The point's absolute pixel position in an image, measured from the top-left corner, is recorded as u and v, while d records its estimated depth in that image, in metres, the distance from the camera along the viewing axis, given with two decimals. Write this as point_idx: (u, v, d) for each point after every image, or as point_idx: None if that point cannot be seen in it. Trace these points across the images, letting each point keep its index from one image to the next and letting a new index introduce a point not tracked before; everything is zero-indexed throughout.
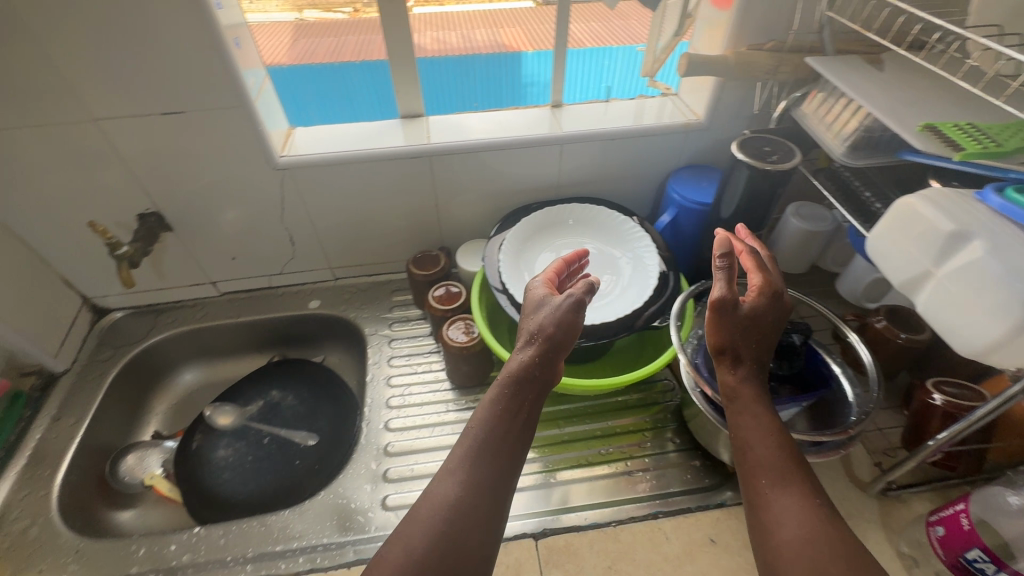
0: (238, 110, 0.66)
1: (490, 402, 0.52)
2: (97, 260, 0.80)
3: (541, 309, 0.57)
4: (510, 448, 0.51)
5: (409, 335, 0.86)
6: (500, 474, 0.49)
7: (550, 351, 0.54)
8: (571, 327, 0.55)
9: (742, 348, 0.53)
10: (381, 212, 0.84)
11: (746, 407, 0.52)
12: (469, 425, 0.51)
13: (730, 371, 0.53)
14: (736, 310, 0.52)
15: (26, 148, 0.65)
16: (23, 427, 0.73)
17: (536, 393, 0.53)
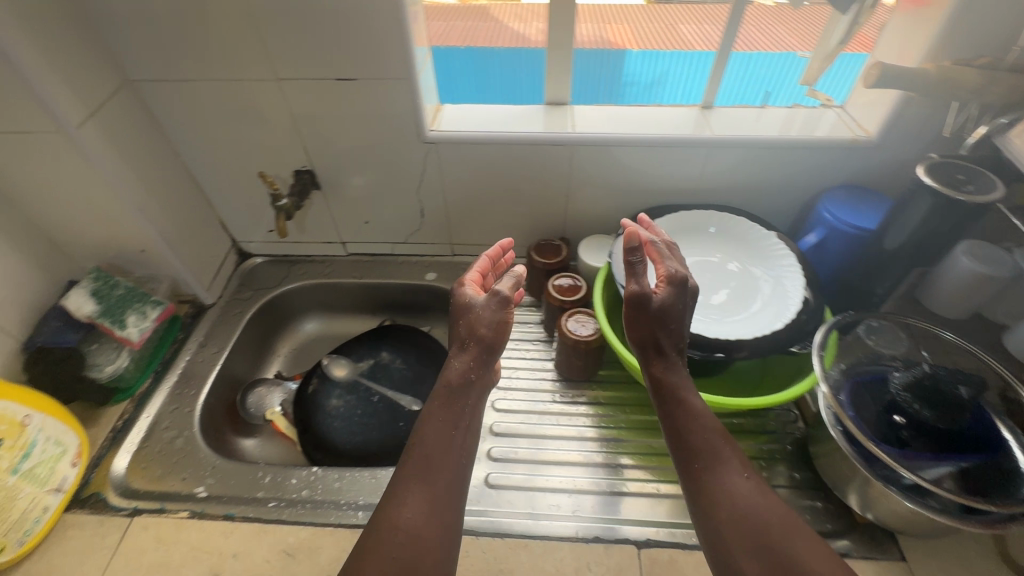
0: (403, 83, 0.69)
1: (431, 409, 0.54)
2: (252, 208, 0.87)
3: (460, 313, 0.60)
4: (457, 444, 0.52)
5: (519, 320, 0.86)
6: (449, 470, 0.50)
7: (476, 349, 0.57)
8: (498, 322, 0.59)
9: (665, 337, 0.55)
10: (512, 196, 0.85)
11: (667, 396, 0.54)
12: (411, 440, 0.52)
13: (659, 363, 0.56)
14: (657, 311, 0.55)
15: (218, 100, 0.72)
16: (176, 349, 0.82)
17: (474, 392, 0.56)
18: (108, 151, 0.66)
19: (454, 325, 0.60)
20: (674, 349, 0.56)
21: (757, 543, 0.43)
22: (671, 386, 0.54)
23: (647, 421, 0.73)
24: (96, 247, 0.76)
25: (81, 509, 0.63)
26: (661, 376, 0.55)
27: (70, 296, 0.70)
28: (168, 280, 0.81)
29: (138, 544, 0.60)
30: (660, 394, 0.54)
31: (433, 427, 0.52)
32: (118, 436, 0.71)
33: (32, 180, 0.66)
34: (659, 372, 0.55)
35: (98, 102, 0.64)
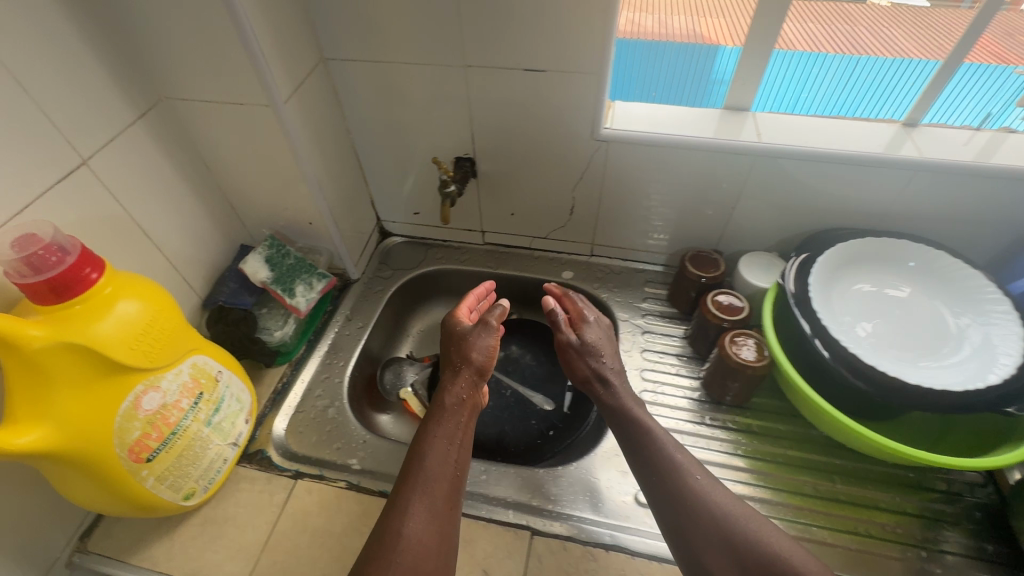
0: (593, 77, 0.66)
1: (437, 420, 0.60)
2: (405, 188, 0.89)
3: (451, 341, 0.68)
4: (454, 457, 0.58)
5: (662, 332, 0.83)
6: (451, 478, 0.56)
7: (467, 373, 0.64)
8: (486, 352, 0.66)
9: (603, 367, 0.65)
10: (671, 201, 0.81)
11: (625, 420, 0.61)
12: (408, 462, 0.56)
13: (606, 389, 0.64)
14: (579, 344, 0.67)
15: (402, 81, 0.73)
16: (325, 319, 0.85)
17: (468, 410, 0.61)
18: (303, 127, 0.69)
19: (450, 350, 0.68)
20: (603, 377, 0.65)
21: (726, 548, 0.50)
22: (633, 414, 0.61)
23: (807, 459, 0.68)
24: (270, 215, 0.80)
25: (251, 463, 0.67)
26: (619, 403, 0.62)
27: (248, 262, 0.74)
28: (326, 253, 0.84)
29: (303, 506, 0.63)
30: (623, 423, 0.61)
31: (438, 444, 0.57)
32: (278, 398, 0.75)
33: (231, 149, 0.70)
34: (617, 400, 0.63)
35: (301, 79, 0.67)
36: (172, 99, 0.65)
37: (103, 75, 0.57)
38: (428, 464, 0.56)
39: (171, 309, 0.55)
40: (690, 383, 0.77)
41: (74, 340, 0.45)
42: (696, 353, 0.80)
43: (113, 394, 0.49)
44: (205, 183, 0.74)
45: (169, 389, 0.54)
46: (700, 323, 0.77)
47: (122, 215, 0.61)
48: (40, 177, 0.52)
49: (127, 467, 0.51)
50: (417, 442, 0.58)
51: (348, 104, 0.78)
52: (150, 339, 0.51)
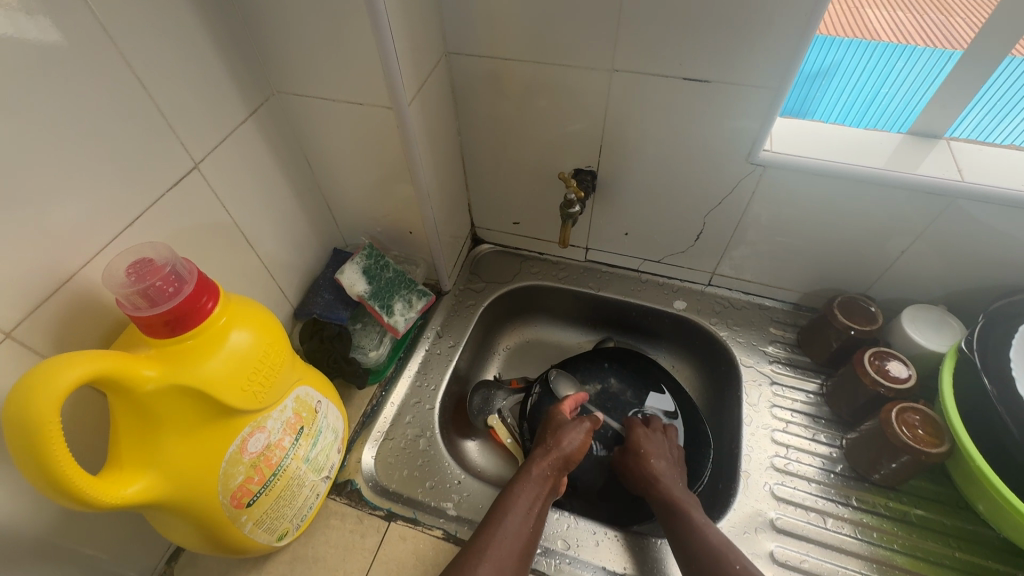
0: (765, 91, 0.56)
1: (521, 486, 0.58)
2: (511, 196, 0.81)
3: (548, 426, 0.67)
4: (530, 526, 0.55)
5: (792, 386, 0.73)
6: (523, 548, 0.53)
7: (556, 456, 0.61)
8: (580, 441, 0.64)
9: (653, 468, 0.64)
10: (822, 237, 0.70)
11: (674, 511, 0.59)
12: (491, 515, 0.55)
13: (656, 486, 0.62)
14: (629, 449, 0.67)
15: (531, 82, 0.64)
16: (415, 334, 0.78)
17: (550, 487, 0.59)
18: (422, 130, 0.61)
19: (543, 435, 0.66)
20: (655, 477, 0.63)
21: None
22: (680, 505, 0.59)
23: (983, 568, 0.57)
24: (369, 221, 0.73)
25: (340, 497, 0.62)
26: (668, 497, 0.60)
27: (346, 272, 0.68)
28: (422, 264, 0.78)
29: (397, 555, 0.58)
30: (668, 517, 0.59)
31: (518, 509, 0.55)
32: (367, 422, 0.69)
33: (341, 150, 0.64)
34: (666, 494, 0.61)
35: (425, 77, 0.59)
36: (286, 93, 0.58)
37: (222, 67, 0.51)
38: (505, 526, 0.53)
39: (281, 340, 0.49)
40: (828, 452, 0.67)
41: (186, 382, 0.40)
42: (835, 416, 0.69)
43: (221, 437, 0.44)
44: (308, 185, 0.68)
45: (274, 428, 0.49)
46: (847, 382, 0.67)
47: (230, 221, 0.56)
48: (157, 181, 0.47)
49: (228, 513, 0.46)
50: (499, 504, 0.56)
51: (463, 103, 0.70)
52: (261, 376, 0.46)
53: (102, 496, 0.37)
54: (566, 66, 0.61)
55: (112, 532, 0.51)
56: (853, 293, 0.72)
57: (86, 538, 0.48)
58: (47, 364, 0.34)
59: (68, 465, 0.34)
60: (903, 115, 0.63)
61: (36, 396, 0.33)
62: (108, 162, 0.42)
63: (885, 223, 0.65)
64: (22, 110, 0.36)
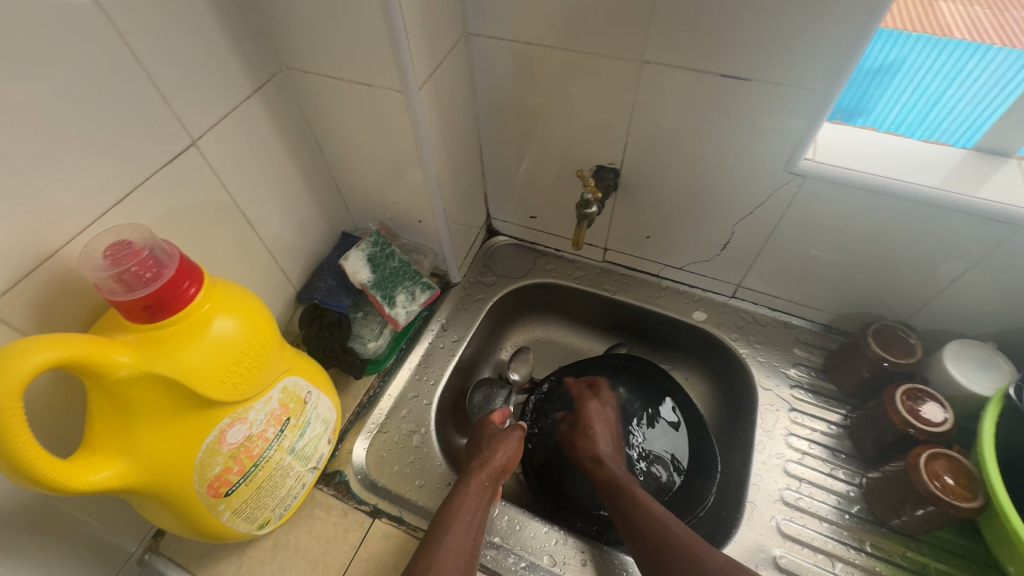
0: (812, 95, 0.51)
1: (460, 497, 0.54)
2: (529, 188, 0.77)
3: (482, 437, 0.64)
4: (473, 538, 0.52)
5: (813, 414, 0.68)
6: (466, 566, 0.50)
7: (493, 472, 0.58)
8: (513, 454, 0.61)
9: (595, 448, 0.64)
10: (863, 258, 0.64)
11: (622, 489, 0.59)
12: (431, 528, 0.52)
13: (597, 467, 0.62)
14: (577, 425, 0.68)
15: (556, 71, 0.60)
16: (419, 325, 0.76)
17: (488, 496, 0.56)
18: (434, 116, 0.58)
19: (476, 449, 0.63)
20: (598, 458, 0.63)
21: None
22: (622, 483, 0.59)
23: None
24: (378, 206, 0.71)
25: (327, 488, 0.61)
26: (609, 476, 0.61)
27: (349, 259, 0.66)
28: (430, 254, 0.76)
29: (378, 553, 0.57)
30: (612, 493, 0.59)
31: (457, 523, 0.52)
32: (361, 413, 0.68)
33: (351, 132, 0.61)
34: (607, 473, 0.61)
35: (440, 60, 0.56)
36: (294, 70, 0.56)
37: (226, 40, 0.48)
38: (447, 540, 0.50)
39: (269, 329, 0.47)
40: (845, 490, 0.62)
41: (160, 370, 0.39)
42: (857, 452, 0.64)
43: (199, 427, 0.43)
44: (317, 165, 0.66)
45: (256, 419, 0.47)
46: (873, 418, 0.61)
47: (230, 201, 0.54)
48: (151, 158, 0.45)
49: (205, 502, 0.46)
50: (439, 519, 0.52)
51: (483, 89, 0.66)
52: (243, 367, 0.44)
53: (70, 483, 0.36)
54: (592, 56, 0.57)
55: (99, 504, 0.51)
56: (893, 321, 0.66)
57: (70, 511, 0.48)
58: (13, 347, 0.33)
59: (33, 451, 0.34)
60: (978, 122, 0.55)
61: None
62: (98, 137, 0.41)
63: (938, 248, 0.58)
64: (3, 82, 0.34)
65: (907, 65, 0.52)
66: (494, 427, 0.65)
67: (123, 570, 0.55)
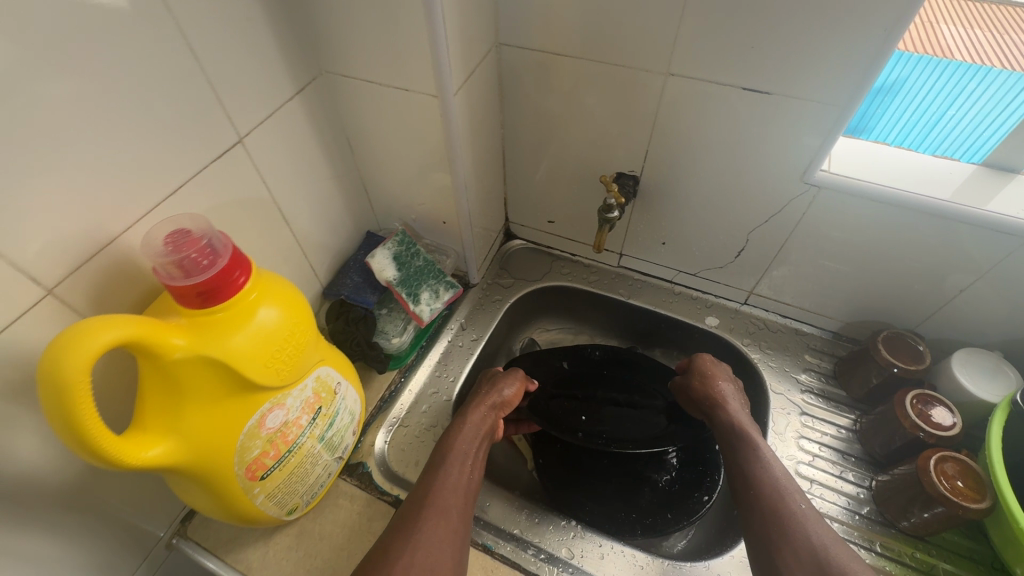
0: (829, 110, 0.53)
1: (456, 434, 0.59)
2: (548, 193, 0.80)
3: (483, 380, 0.69)
4: (469, 471, 0.56)
5: (823, 418, 0.70)
6: (462, 495, 0.53)
7: (489, 404, 0.64)
8: (511, 389, 0.66)
9: (719, 392, 0.64)
10: (874, 268, 0.66)
11: (743, 435, 0.58)
12: (429, 464, 0.56)
13: (721, 408, 0.62)
14: (699, 372, 0.67)
15: (582, 80, 0.62)
16: (439, 324, 0.78)
17: (484, 433, 0.60)
18: (466, 122, 0.60)
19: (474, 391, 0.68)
20: (716, 401, 0.63)
21: (816, 567, 0.45)
22: (741, 426, 0.59)
23: None
24: (404, 206, 0.73)
25: (350, 479, 0.62)
26: (732, 419, 0.60)
27: (375, 257, 0.68)
28: (452, 254, 0.78)
29: None
30: None
31: (447, 465, 0.55)
32: (383, 407, 0.69)
33: (384, 136, 0.64)
34: (726, 417, 0.61)
35: (473, 68, 0.58)
36: (333, 74, 0.58)
37: (273, 45, 0.51)
38: (444, 471, 0.54)
39: (307, 320, 0.49)
40: (855, 492, 0.64)
41: (213, 353, 0.41)
42: (867, 455, 0.66)
43: (243, 411, 0.45)
44: (347, 165, 0.69)
45: (293, 406, 0.49)
46: (883, 421, 0.63)
47: (268, 196, 0.56)
48: (201, 155, 0.47)
49: (242, 484, 0.48)
50: (436, 456, 0.57)
51: (509, 97, 0.69)
52: (284, 354, 0.46)
53: (125, 459, 0.38)
54: (617, 67, 0.59)
55: (139, 491, 0.52)
56: (902, 329, 0.68)
57: (106, 496, 0.49)
58: (80, 327, 0.35)
59: (96, 427, 0.36)
60: (976, 143, 0.58)
61: (65, 357, 0.33)
62: (154, 133, 0.43)
63: (948, 259, 0.60)
64: (70, 82, 0.36)
65: (905, 85, 0.56)
66: (496, 371, 0.71)
67: (151, 554, 0.56)
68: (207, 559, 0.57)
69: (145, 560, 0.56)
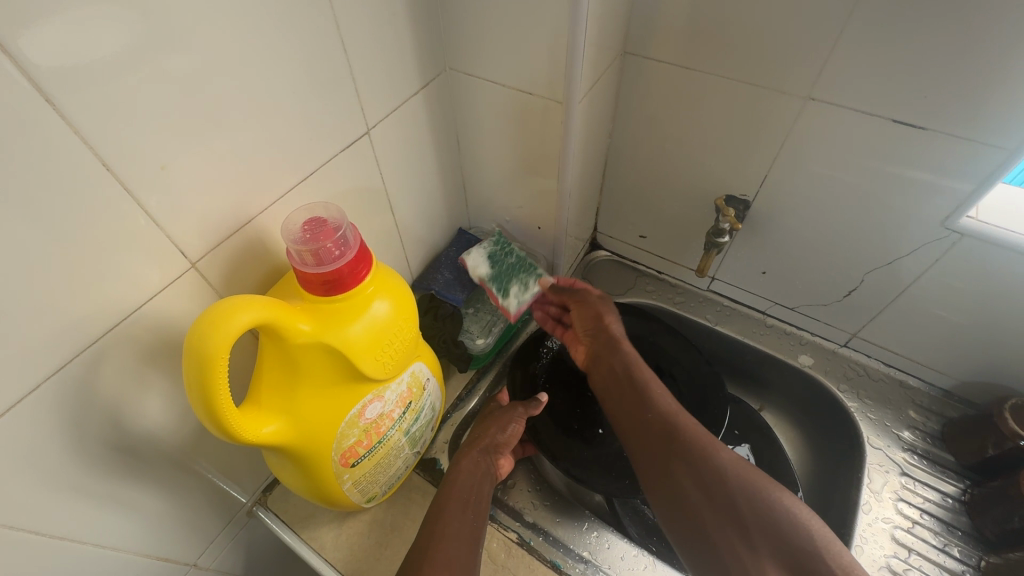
0: (992, 151, 0.48)
1: (452, 480, 0.55)
2: (644, 207, 0.77)
3: (480, 420, 0.65)
4: (471, 520, 0.52)
5: (925, 482, 0.64)
6: (467, 546, 0.49)
7: (486, 446, 0.60)
8: (506, 429, 0.62)
9: (615, 332, 0.65)
10: (1011, 329, 0.59)
11: (634, 376, 0.60)
12: (426, 514, 0.52)
13: (620, 347, 0.63)
14: (589, 309, 0.68)
15: (705, 95, 0.60)
16: (518, 329, 0.77)
17: (478, 476, 0.57)
18: (580, 130, 0.59)
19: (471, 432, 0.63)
20: (617, 340, 0.64)
21: (733, 517, 0.48)
22: (636, 366, 0.61)
23: None
24: (501, 207, 0.73)
25: (425, 474, 0.63)
26: (629, 360, 0.62)
27: (471, 254, 0.68)
28: (541, 260, 0.77)
29: None
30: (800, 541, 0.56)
31: (446, 513, 0.51)
32: (460, 405, 0.70)
33: (493, 135, 0.63)
34: (624, 356, 0.62)
35: (598, 75, 0.57)
36: (457, 71, 0.58)
37: (406, 37, 0.51)
38: (442, 521, 0.51)
39: (414, 316, 0.49)
40: (959, 569, 0.59)
41: (331, 342, 0.41)
42: (975, 531, 0.61)
43: (347, 400, 0.45)
44: (451, 161, 0.69)
45: (389, 399, 0.50)
46: (1000, 497, 0.57)
47: (380, 186, 0.57)
48: (331, 142, 0.48)
49: (334, 469, 0.48)
50: (433, 506, 0.53)
51: (622, 106, 0.67)
52: (391, 349, 0.46)
53: (243, 434, 0.39)
54: (748, 84, 0.56)
55: (234, 458, 0.55)
56: None
57: (206, 459, 0.51)
58: (223, 306, 0.36)
59: (223, 401, 0.37)
60: None
61: (210, 333, 0.35)
62: (296, 117, 0.44)
63: None
64: (236, 65, 0.38)
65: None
66: (495, 406, 0.67)
67: (234, 518, 0.59)
68: (283, 532, 0.59)
69: (228, 523, 0.58)
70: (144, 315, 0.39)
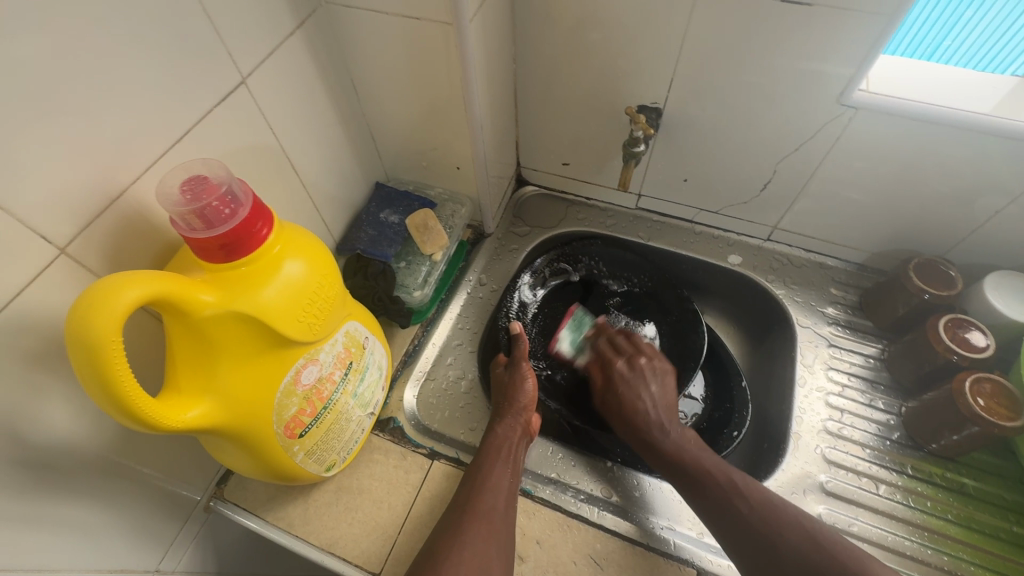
0: (875, 20, 0.50)
1: (489, 445, 0.56)
2: (563, 134, 0.76)
3: (495, 382, 0.64)
4: (510, 478, 0.53)
5: (850, 349, 0.70)
6: (506, 504, 0.51)
7: (512, 410, 0.59)
8: (525, 388, 0.61)
9: (645, 389, 0.61)
10: (907, 197, 0.63)
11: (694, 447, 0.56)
12: (463, 482, 0.53)
13: (652, 424, 0.58)
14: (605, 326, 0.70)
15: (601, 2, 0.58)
16: (457, 276, 0.76)
17: (513, 439, 0.57)
18: (480, 55, 0.56)
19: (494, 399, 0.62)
20: (651, 410, 0.59)
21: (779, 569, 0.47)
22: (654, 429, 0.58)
23: None
24: (416, 153, 0.69)
25: (383, 433, 0.62)
26: (660, 430, 0.58)
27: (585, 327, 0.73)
28: (467, 203, 0.74)
29: (439, 491, 0.58)
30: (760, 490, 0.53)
31: (486, 478, 0.52)
32: (409, 361, 0.69)
33: (391, 74, 0.59)
34: (639, 419, 0.59)
35: None
36: (335, 6, 0.53)
37: None
38: (482, 483, 0.52)
39: (334, 271, 0.46)
40: (885, 419, 0.65)
41: (243, 307, 0.39)
42: (895, 383, 0.67)
43: (276, 367, 0.43)
44: (352, 110, 0.64)
45: (326, 361, 0.48)
46: (913, 347, 0.63)
47: (275, 144, 0.53)
48: (203, 97, 0.44)
49: (282, 442, 0.46)
50: (470, 472, 0.53)
51: (521, 26, 0.64)
52: (315, 307, 0.44)
53: (165, 420, 0.36)
54: None
55: (169, 456, 0.51)
56: (932, 256, 0.67)
57: (141, 460, 0.48)
58: (104, 284, 0.32)
59: (134, 389, 0.34)
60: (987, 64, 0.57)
61: (96, 316, 0.31)
62: (151, 68, 0.39)
63: (984, 180, 0.58)
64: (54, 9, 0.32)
65: (964, 23, 0.54)
66: (500, 365, 0.65)
67: (191, 517, 0.56)
68: (248, 519, 0.57)
69: (186, 523, 0.55)
70: (14, 315, 0.35)
